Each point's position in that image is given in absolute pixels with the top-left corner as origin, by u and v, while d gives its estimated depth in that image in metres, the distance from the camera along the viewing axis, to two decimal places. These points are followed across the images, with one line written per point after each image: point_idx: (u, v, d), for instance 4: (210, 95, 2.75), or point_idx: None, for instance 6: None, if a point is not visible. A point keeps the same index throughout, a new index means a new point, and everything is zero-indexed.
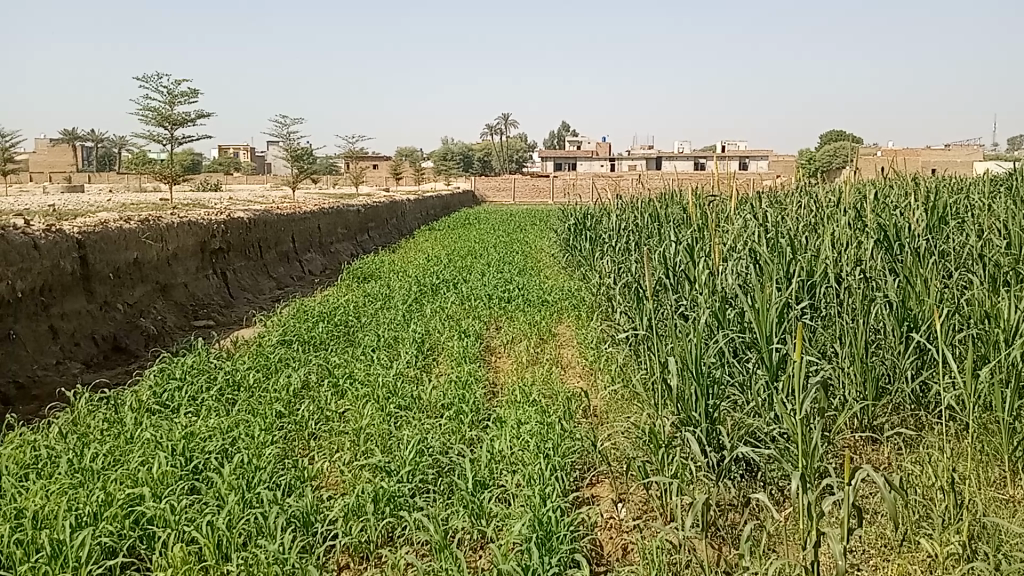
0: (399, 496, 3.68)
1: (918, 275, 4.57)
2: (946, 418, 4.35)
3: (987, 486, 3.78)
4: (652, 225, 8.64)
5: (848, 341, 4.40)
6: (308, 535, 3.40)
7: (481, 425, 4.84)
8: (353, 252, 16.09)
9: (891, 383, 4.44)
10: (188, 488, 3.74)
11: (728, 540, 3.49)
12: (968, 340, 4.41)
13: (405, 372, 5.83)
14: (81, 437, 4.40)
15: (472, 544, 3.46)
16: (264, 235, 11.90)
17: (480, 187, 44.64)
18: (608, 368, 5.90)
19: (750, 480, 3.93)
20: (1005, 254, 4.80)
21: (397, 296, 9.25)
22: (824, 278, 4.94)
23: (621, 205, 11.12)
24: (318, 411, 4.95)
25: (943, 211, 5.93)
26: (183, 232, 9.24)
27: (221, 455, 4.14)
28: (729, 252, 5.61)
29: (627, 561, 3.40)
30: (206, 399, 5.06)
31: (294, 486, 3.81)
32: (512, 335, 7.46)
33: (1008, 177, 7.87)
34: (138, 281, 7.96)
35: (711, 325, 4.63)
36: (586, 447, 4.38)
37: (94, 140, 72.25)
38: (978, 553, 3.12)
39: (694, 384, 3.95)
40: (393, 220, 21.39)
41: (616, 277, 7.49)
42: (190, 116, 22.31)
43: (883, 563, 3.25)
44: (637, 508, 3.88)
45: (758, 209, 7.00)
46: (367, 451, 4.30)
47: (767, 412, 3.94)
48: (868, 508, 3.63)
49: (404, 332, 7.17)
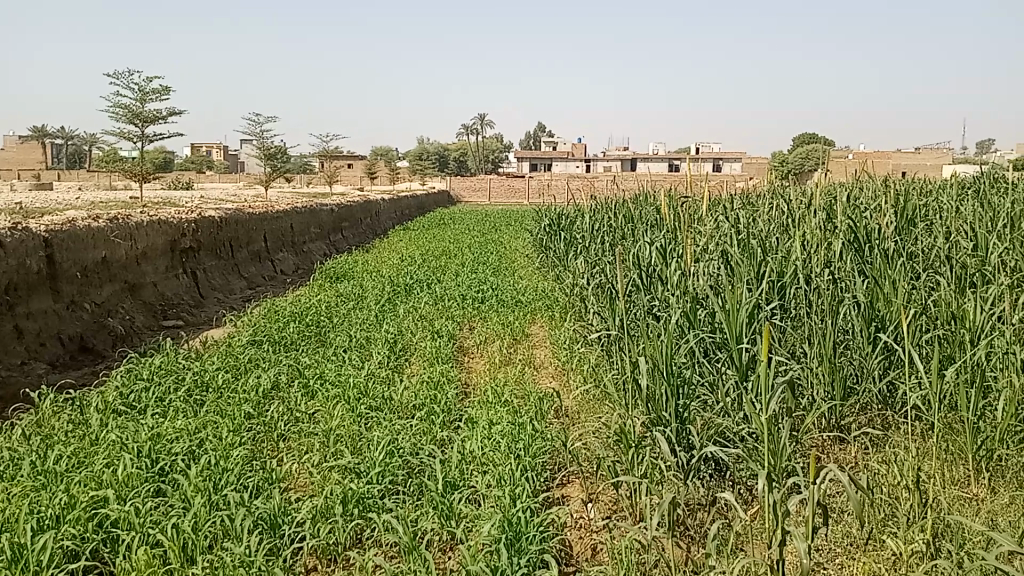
0: (369, 497, 3.65)
1: (886, 277, 4.65)
2: (912, 418, 4.41)
3: (952, 484, 3.83)
4: (626, 225, 8.68)
5: (817, 341, 4.44)
6: (275, 538, 3.35)
7: (453, 425, 4.82)
8: (327, 251, 15.99)
9: (859, 382, 4.49)
10: (154, 491, 3.69)
11: (696, 539, 3.51)
12: (934, 340, 4.48)
13: (377, 373, 5.79)
14: (44, 439, 4.33)
15: (442, 545, 3.45)
16: (235, 234, 11.79)
17: (456, 187, 44.63)
18: (581, 368, 5.93)
19: (719, 479, 3.95)
20: (972, 256, 4.90)
21: (370, 296, 9.21)
22: (793, 279, 4.99)
23: (596, 205, 11.15)
24: (288, 412, 4.90)
25: (912, 213, 6.03)
26: (153, 231, 9.11)
27: (189, 456, 4.09)
28: (700, 253, 5.63)
29: (596, 561, 3.40)
30: (174, 400, 5.00)
31: (262, 488, 3.77)
32: (485, 335, 7.45)
33: (976, 179, 8.00)
34: (106, 280, 7.85)
35: (682, 325, 4.66)
36: (557, 447, 4.41)
37: (63, 137, 71.54)
38: (941, 551, 3.15)
39: (664, 385, 3.97)
40: (367, 221, 21.30)
41: (589, 278, 7.52)
42: (161, 115, 22.09)
43: (849, 561, 3.28)
44: (607, 508, 3.89)
45: (731, 212, 7.06)
46: (336, 452, 4.26)
47: (736, 412, 3.98)
48: (835, 507, 3.65)
49: (377, 332, 7.14)
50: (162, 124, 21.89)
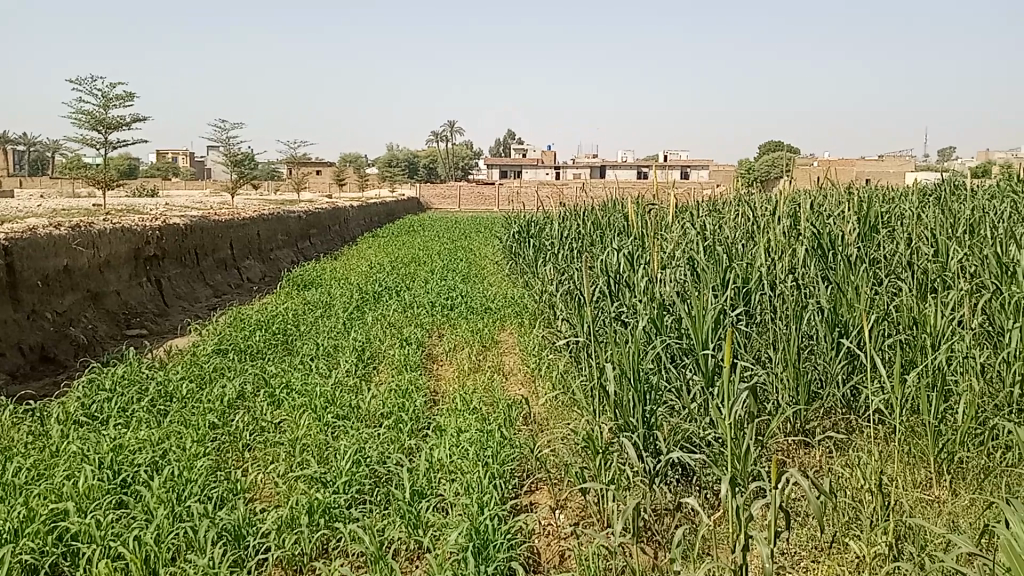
0: (335, 507, 3.62)
1: (849, 283, 4.71)
2: (875, 421, 4.47)
3: (914, 487, 3.89)
4: (594, 233, 8.72)
5: (781, 346, 4.49)
6: (239, 549, 3.31)
7: (421, 433, 4.80)
8: (294, 259, 15.87)
9: (823, 387, 4.55)
10: (116, 503, 3.63)
11: (663, 545, 3.53)
12: (896, 345, 4.54)
13: (344, 381, 5.75)
14: (3, 450, 4.25)
15: (409, 554, 3.44)
16: (201, 242, 11.66)
17: (425, 194, 44.54)
18: (549, 375, 5.94)
19: (685, 484, 3.98)
20: (932, 262, 4.99)
21: (337, 304, 9.14)
22: (759, 285, 5.04)
23: (564, 212, 11.18)
24: (253, 421, 4.85)
25: (875, 220, 6.11)
26: (116, 239, 8.98)
27: (152, 467, 4.03)
28: (667, 260, 5.66)
29: (564, 568, 3.40)
30: (137, 411, 4.93)
31: (226, 499, 3.72)
32: (454, 342, 7.44)
33: (937, 186, 8.14)
34: (68, 289, 7.73)
35: (649, 331, 4.69)
36: (525, 454, 4.41)
37: (25, 143, 70.35)
38: (903, 553, 3.20)
39: (632, 391, 3.99)
40: (335, 228, 21.18)
41: (558, 285, 7.54)
42: (125, 121, 21.81)
43: (813, 564, 3.31)
44: (575, 514, 3.90)
45: (697, 219, 7.11)
46: (302, 462, 4.22)
47: (703, 417, 4.01)
48: (800, 511, 3.69)
49: (345, 340, 7.10)
50: (125, 130, 21.61)
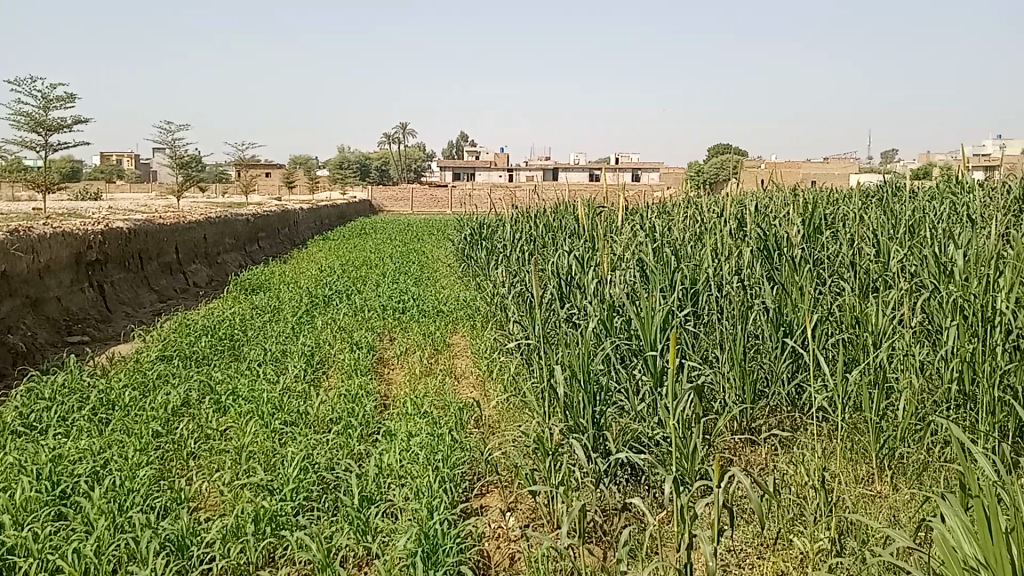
0: (282, 515, 3.58)
1: (794, 284, 4.80)
2: (819, 418, 4.56)
3: (857, 482, 3.98)
4: (545, 235, 8.74)
5: (728, 346, 4.56)
6: (182, 559, 3.24)
7: (371, 438, 4.76)
8: (243, 262, 15.64)
9: (768, 385, 4.63)
10: (55, 515, 3.53)
11: (613, 545, 3.55)
12: (839, 344, 4.64)
13: (293, 387, 5.67)
14: None
15: (357, 561, 3.41)
16: (145, 246, 11.43)
17: (377, 196, 44.25)
18: (500, 377, 5.94)
19: (634, 484, 4.01)
20: (874, 262, 5.11)
21: (286, 308, 9.02)
22: (707, 286, 5.11)
23: (516, 215, 11.19)
24: (199, 429, 4.76)
25: (818, 221, 6.23)
26: (56, 243, 8.76)
27: (92, 477, 3.94)
28: (616, 262, 5.71)
29: (514, 570, 3.41)
30: (78, 420, 4.81)
31: (170, 508, 3.65)
32: (405, 345, 7.39)
33: (880, 188, 8.33)
34: (6, 295, 7.51)
35: (599, 332, 4.72)
36: (476, 457, 4.40)
37: None
38: (845, 548, 3.27)
39: (581, 392, 4.01)
40: (285, 230, 20.93)
41: (509, 287, 7.54)
42: (66, 122, 21.28)
43: (759, 560, 3.36)
44: (525, 516, 3.90)
45: (646, 221, 7.18)
46: (249, 469, 4.16)
47: (651, 417, 4.05)
48: (747, 507, 3.75)
49: (294, 345, 7.01)
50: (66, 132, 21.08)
